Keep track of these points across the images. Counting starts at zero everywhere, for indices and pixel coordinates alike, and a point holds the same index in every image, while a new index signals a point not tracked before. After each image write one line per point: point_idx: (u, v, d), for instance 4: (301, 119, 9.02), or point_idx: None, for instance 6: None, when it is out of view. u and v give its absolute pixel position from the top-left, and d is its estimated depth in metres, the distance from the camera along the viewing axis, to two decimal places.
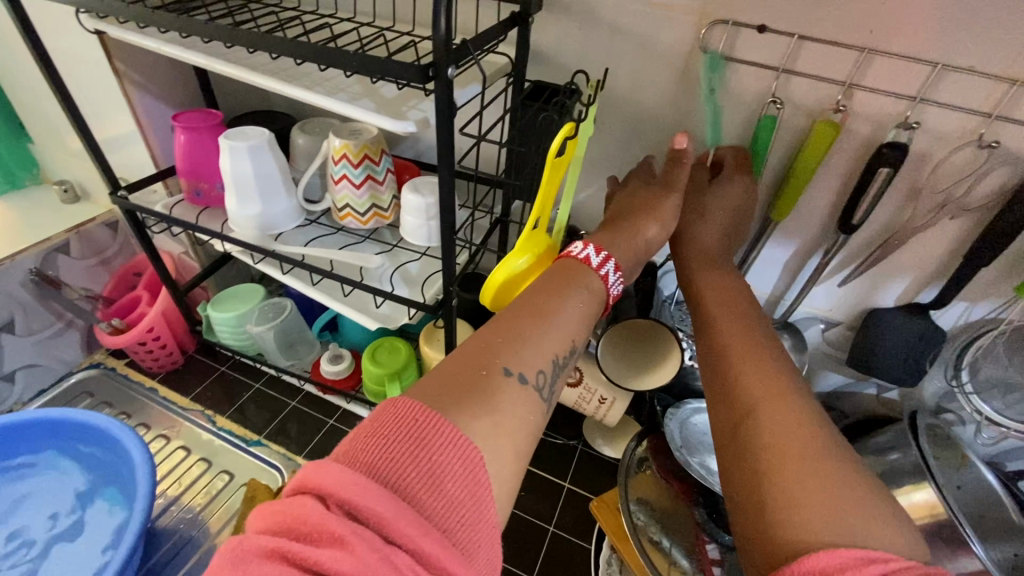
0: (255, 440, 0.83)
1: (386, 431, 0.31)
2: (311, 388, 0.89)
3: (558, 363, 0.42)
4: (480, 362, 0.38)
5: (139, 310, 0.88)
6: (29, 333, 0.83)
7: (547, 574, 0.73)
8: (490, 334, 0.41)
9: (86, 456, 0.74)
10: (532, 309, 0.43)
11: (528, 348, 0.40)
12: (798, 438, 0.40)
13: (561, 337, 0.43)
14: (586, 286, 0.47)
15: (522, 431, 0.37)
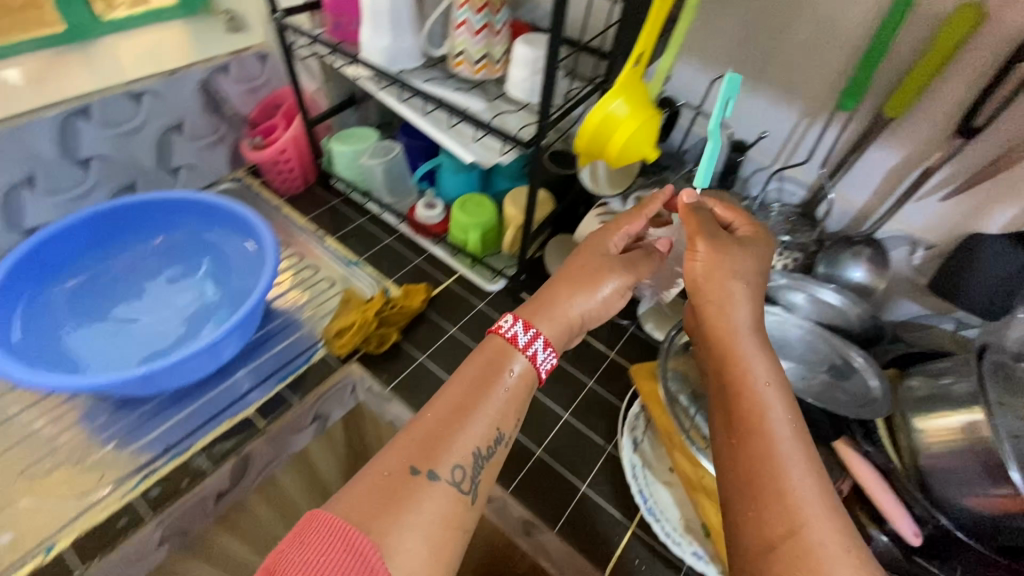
0: (355, 260, 0.97)
1: (306, 548, 0.44)
2: (405, 229, 0.99)
3: (480, 455, 0.53)
4: (399, 467, 0.50)
5: (276, 134, 1.00)
6: (193, 137, 0.99)
7: (580, 417, 0.82)
8: (416, 441, 0.52)
9: (215, 242, 0.88)
10: (462, 405, 0.54)
11: (455, 445, 0.52)
12: (834, 550, 0.43)
13: (482, 430, 0.54)
14: (510, 377, 0.57)
15: (446, 524, 0.49)
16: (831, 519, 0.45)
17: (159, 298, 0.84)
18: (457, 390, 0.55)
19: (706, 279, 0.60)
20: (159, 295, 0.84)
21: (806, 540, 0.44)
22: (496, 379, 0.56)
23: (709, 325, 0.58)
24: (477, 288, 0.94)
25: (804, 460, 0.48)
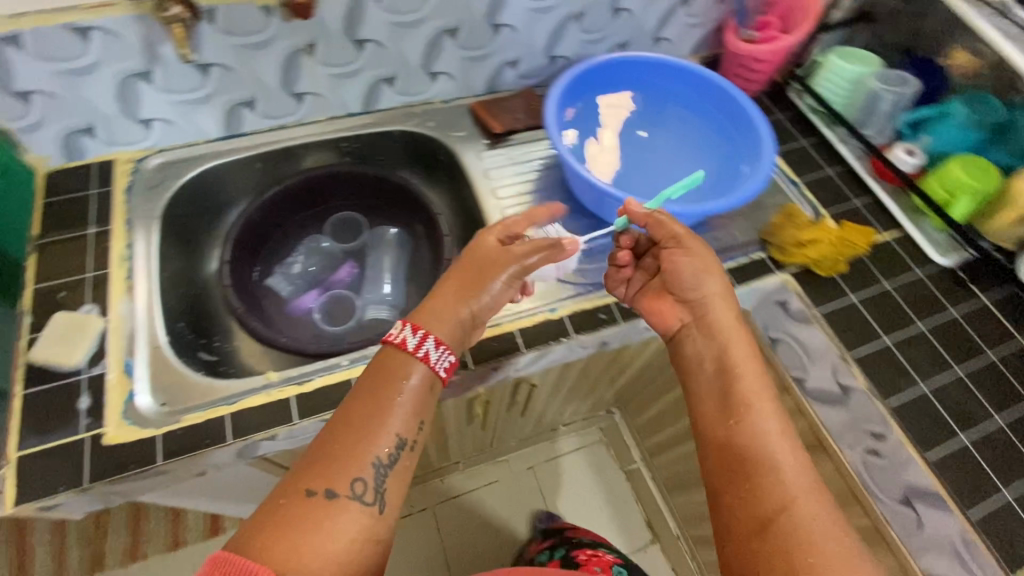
0: (795, 180, 0.96)
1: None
2: (855, 166, 0.96)
3: (382, 463, 0.57)
4: (299, 488, 0.54)
5: (774, 35, 0.99)
6: (691, 14, 1.01)
7: (1011, 429, 0.74)
8: (323, 461, 0.55)
9: (675, 110, 0.97)
10: (364, 425, 0.57)
11: (356, 460, 0.56)
12: (812, 510, 0.54)
13: (391, 433, 0.58)
14: (408, 385, 0.61)
15: (354, 539, 0.53)
16: (814, 493, 0.55)
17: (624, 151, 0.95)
18: (364, 410, 0.58)
19: (704, 290, 0.69)
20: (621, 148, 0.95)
21: (779, 496, 0.55)
22: (386, 396, 0.59)
23: (693, 296, 0.69)
24: (920, 254, 0.88)
25: (783, 439, 0.59)
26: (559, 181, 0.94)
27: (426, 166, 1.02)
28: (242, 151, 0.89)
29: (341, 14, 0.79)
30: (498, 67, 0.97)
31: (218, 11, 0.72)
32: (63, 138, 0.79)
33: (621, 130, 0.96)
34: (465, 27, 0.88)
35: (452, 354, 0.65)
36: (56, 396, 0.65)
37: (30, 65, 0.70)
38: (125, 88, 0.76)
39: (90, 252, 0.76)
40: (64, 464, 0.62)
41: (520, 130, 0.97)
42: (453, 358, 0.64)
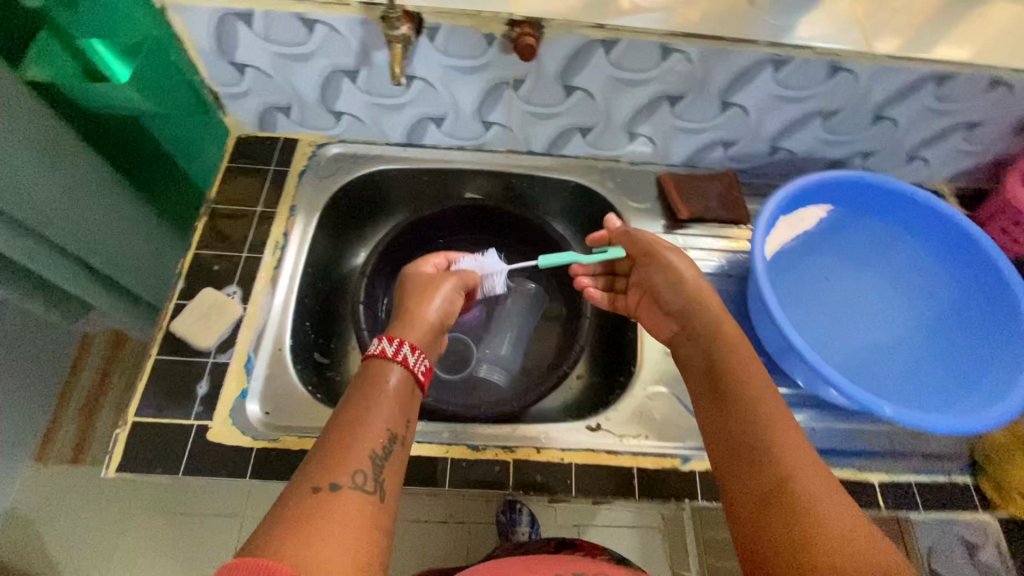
0: None
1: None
2: None
3: (379, 455, 0.50)
4: (303, 486, 0.46)
5: None
6: (969, 140, 0.80)
7: None
8: (322, 456, 0.48)
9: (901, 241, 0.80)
10: (351, 420, 0.51)
11: (354, 450, 0.49)
12: (818, 487, 0.45)
13: (378, 428, 0.51)
14: (388, 387, 0.55)
15: (363, 525, 0.45)
16: (814, 472, 0.46)
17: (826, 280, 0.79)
18: (351, 414, 0.52)
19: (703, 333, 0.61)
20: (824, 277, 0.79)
21: (807, 498, 0.44)
22: (371, 398, 0.54)
23: (667, 299, 0.67)
24: None
25: (789, 436, 0.48)
26: (734, 297, 0.79)
27: (587, 223, 0.93)
28: (417, 163, 0.86)
29: (562, 57, 0.70)
30: (707, 144, 0.84)
31: (440, 31, 0.67)
32: (262, 110, 0.80)
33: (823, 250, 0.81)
34: (690, 97, 0.76)
35: (428, 359, 0.60)
36: (182, 372, 0.67)
37: (253, 43, 0.70)
38: (328, 80, 0.75)
39: (252, 231, 0.77)
40: (169, 446, 0.63)
41: (708, 221, 0.83)
42: (430, 362, 0.59)
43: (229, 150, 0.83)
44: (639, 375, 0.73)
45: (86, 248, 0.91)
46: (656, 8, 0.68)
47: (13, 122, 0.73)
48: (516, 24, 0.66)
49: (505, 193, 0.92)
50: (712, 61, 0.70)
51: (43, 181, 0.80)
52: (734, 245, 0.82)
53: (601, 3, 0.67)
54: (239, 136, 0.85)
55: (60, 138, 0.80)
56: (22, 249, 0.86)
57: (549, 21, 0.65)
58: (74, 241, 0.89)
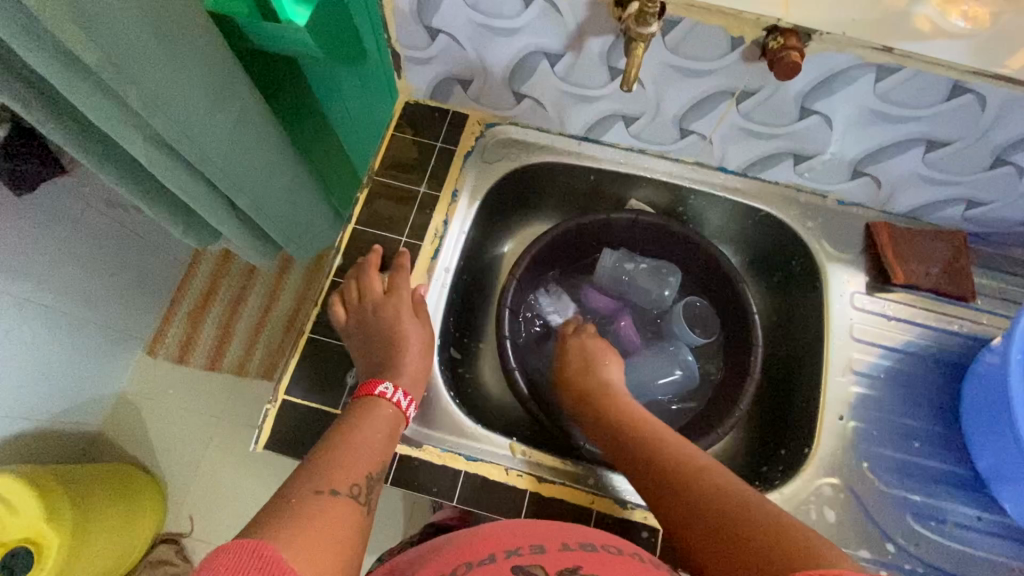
0: None
1: (226, 567, 0.35)
2: None
3: (373, 476, 0.52)
4: (305, 488, 0.47)
5: None
6: None
7: None
8: (325, 462, 0.50)
9: None
10: (351, 439, 0.53)
11: (352, 468, 0.50)
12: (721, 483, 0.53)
13: (373, 453, 0.53)
14: (383, 411, 0.58)
15: (351, 529, 0.46)
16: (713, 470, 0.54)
17: None
18: (347, 433, 0.54)
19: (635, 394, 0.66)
20: None
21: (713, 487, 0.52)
22: (364, 419, 0.56)
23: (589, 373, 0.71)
24: None
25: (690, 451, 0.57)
26: (937, 389, 0.68)
27: (764, 258, 0.81)
28: (589, 161, 0.78)
29: (815, 76, 0.58)
30: (946, 199, 0.70)
31: (680, 26, 0.56)
32: (439, 79, 0.73)
33: None
34: (955, 146, 0.62)
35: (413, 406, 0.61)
36: (333, 356, 0.64)
37: (457, 8, 0.61)
38: (525, 59, 0.66)
39: (413, 214, 0.72)
40: (314, 433, 0.61)
41: (924, 289, 0.70)
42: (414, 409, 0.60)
43: (395, 115, 0.77)
44: (812, 459, 0.64)
45: (235, 188, 0.90)
46: None
47: (195, 57, 0.70)
48: (778, 32, 0.54)
49: (676, 207, 0.82)
50: (1012, 110, 0.56)
51: (210, 120, 0.77)
52: (947, 323, 0.70)
53: None
54: (406, 101, 0.78)
55: (232, 74, 0.77)
56: (178, 179, 0.85)
57: (823, 34, 0.53)
58: (227, 182, 0.87)
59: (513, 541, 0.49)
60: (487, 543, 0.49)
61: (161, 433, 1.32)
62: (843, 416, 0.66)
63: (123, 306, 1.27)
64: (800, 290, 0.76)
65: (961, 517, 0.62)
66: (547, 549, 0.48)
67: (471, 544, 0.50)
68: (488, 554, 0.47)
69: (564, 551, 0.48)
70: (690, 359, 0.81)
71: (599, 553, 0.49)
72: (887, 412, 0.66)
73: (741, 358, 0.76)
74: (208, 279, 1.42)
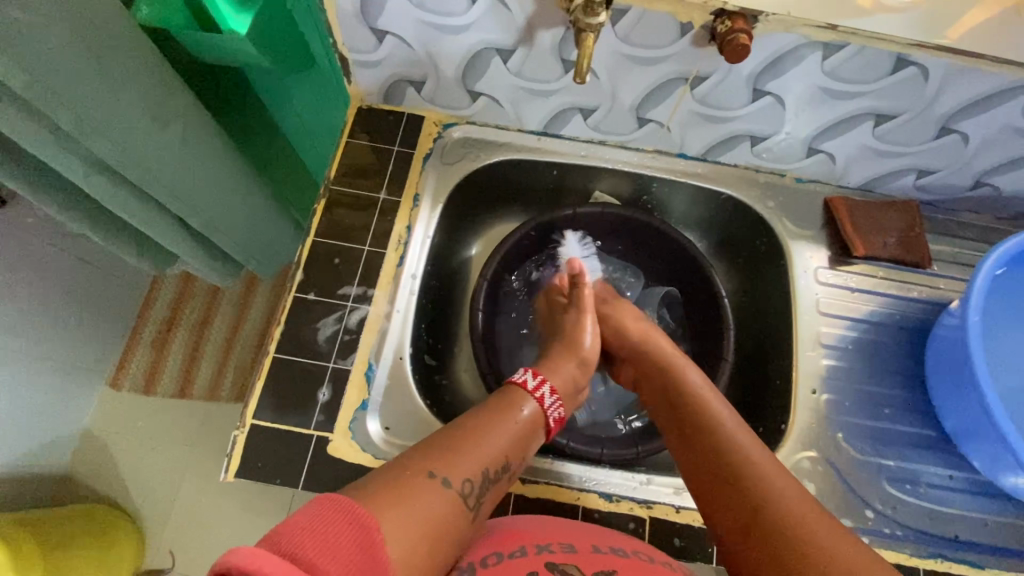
0: None
1: (329, 522, 0.37)
2: None
3: (488, 477, 0.51)
4: (420, 466, 0.47)
5: None
6: None
7: None
8: (443, 448, 0.50)
9: None
10: (477, 433, 0.53)
11: (461, 463, 0.49)
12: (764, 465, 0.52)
13: (491, 453, 0.52)
14: (519, 416, 0.57)
15: (443, 528, 0.45)
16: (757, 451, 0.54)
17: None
18: (472, 425, 0.54)
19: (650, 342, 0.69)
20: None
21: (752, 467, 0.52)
22: (498, 417, 0.55)
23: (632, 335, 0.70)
24: None
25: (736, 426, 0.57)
26: (902, 354, 0.69)
27: (729, 240, 0.82)
28: (550, 156, 0.77)
29: (764, 58, 0.59)
30: (897, 170, 0.71)
31: (629, 14, 0.56)
32: (391, 81, 0.71)
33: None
34: (903, 118, 0.63)
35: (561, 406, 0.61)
36: (302, 374, 0.62)
37: (402, 8, 0.59)
38: (477, 57, 0.64)
39: (374, 221, 0.70)
40: (287, 455, 0.59)
41: (884, 259, 0.72)
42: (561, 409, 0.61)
43: (349, 121, 0.75)
44: (789, 435, 0.65)
45: (188, 209, 0.86)
46: None
47: (130, 75, 0.66)
48: (726, 14, 0.54)
49: (639, 196, 0.82)
50: (954, 79, 0.57)
51: (153, 138, 0.74)
52: (907, 291, 0.72)
53: None
54: (360, 106, 0.76)
55: (172, 87, 0.73)
56: (124, 203, 0.81)
57: (768, 15, 0.53)
58: (177, 202, 0.83)
59: (543, 539, 0.51)
60: (516, 538, 0.51)
61: (133, 467, 1.27)
62: (816, 389, 0.67)
63: (81, 338, 1.21)
64: (766, 269, 0.77)
65: (934, 477, 0.64)
66: (579, 551, 0.50)
67: (505, 536, 0.52)
68: (520, 547, 0.50)
69: (596, 554, 0.50)
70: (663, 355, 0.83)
71: (630, 559, 0.51)
72: (857, 382, 0.68)
73: (714, 341, 0.77)
74: (169, 303, 1.37)
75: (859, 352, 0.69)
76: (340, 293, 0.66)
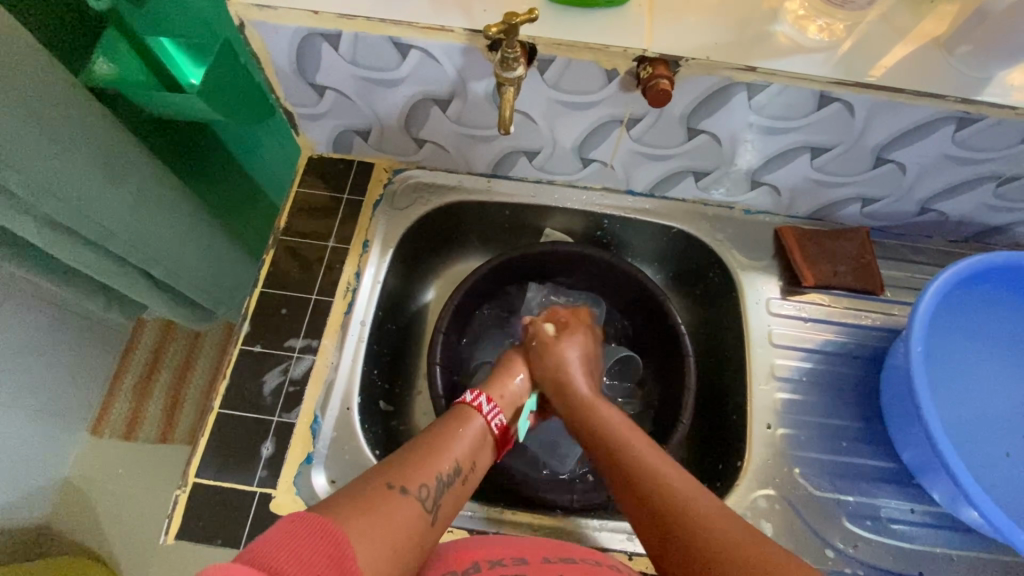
0: None
1: (300, 531, 0.37)
2: None
3: (443, 481, 0.51)
4: (378, 481, 0.47)
5: None
6: None
7: None
8: (403, 464, 0.50)
9: None
10: (435, 444, 0.54)
11: (418, 471, 0.50)
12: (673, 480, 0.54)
13: (446, 460, 0.53)
14: (472, 424, 0.59)
15: (411, 535, 0.45)
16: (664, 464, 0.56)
17: (976, 354, 0.65)
18: (426, 439, 0.55)
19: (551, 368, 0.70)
20: (978, 350, 0.65)
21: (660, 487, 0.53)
22: (453, 429, 0.57)
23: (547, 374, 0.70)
24: None
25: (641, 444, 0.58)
26: (858, 384, 0.69)
27: (685, 272, 0.82)
28: (501, 197, 0.78)
29: (693, 99, 0.59)
30: (842, 199, 0.72)
31: (555, 64, 0.57)
32: (337, 133, 0.73)
33: (982, 315, 0.65)
34: (837, 150, 0.64)
35: (505, 416, 0.63)
36: (246, 429, 0.61)
37: (338, 65, 0.61)
38: (415, 107, 0.66)
39: (322, 271, 0.71)
40: (231, 513, 0.58)
41: (835, 288, 0.72)
42: (505, 418, 0.63)
43: (299, 171, 0.76)
44: (745, 472, 0.64)
45: (147, 258, 0.86)
46: (822, 46, 0.56)
47: (75, 135, 0.67)
48: (647, 61, 0.55)
49: (593, 232, 0.82)
50: (881, 113, 0.58)
51: (105, 195, 0.74)
52: (860, 318, 0.71)
53: (752, 39, 0.56)
54: (310, 156, 0.77)
55: (121, 144, 0.74)
56: (83, 257, 0.82)
57: (686, 60, 0.55)
58: (139, 254, 0.84)
59: (495, 554, 0.50)
60: (469, 555, 0.49)
61: (111, 516, 1.25)
62: (771, 424, 0.66)
63: (59, 390, 1.20)
64: (720, 299, 0.77)
65: (894, 512, 0.63)
66: (530, 563, 0.49)
67: (457, 556, 0.50)
68: (471, 564, 0.48)
69: (547, 565, 0.49)
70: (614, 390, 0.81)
71: (580, 566, 0.50)
72: (814, 415, 0.67)
73: (675, 375, 0.77)
74: (150, 347, 1.36)
75: (813, 384, 0.68)
76: (286, 345, 0.66)
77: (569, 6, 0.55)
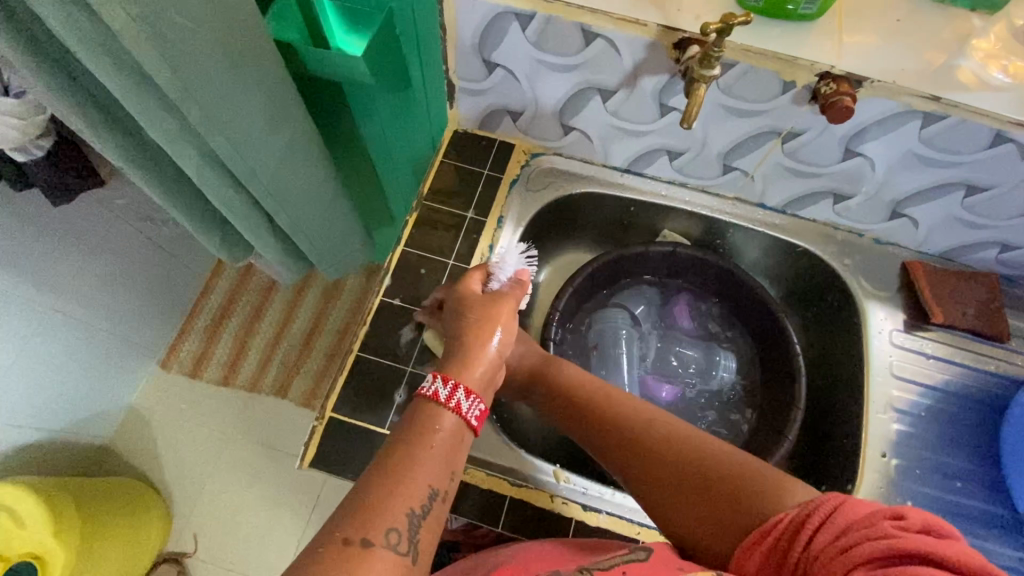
0: None
1: None
2: None
3: (417, 513, 0.39)
4: (333, 537, 0.37)
5: None
6: None
7: None
8: (363, 503, 0.38)
9: None
10: (399, 465, 0.40)
11: (387, 507, 0.38)
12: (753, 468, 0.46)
13: (422, 485, 0.40)
14: (438, 435, 0.43)
15: None
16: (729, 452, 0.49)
17: None
18: (394, 456, 0.41)
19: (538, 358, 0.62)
20: None
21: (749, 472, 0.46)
22: (417, 438, 0.42)
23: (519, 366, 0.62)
24: None
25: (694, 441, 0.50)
26: (974, 428, 0.69)
27: (803, 291, 0.82)
28: (631, 193, 0.80)
29: (861, 121, 0.60)
30: (981, 242, 0.71)
31: (735, 69, 0.58)
32: (490, 111, 0.76)
33: None
34: (994, 192, 0.64)
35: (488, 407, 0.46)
36: (381, 375, 0.65)
37: (517, 45, 0.64)
38: (577, 94, 0.68)
39: (459, 239, 0.74)
40: (362, 452, 0.61)
41: (960, 328, 0.71)
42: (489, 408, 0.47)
43: (444, 142, 0.80)
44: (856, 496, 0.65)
45: (278, 208, 0.88)
46: (1007, 86, 0.56)
47: None
48: (831, 78, 0.56)
49: (711, 239, 0.83)
50: None
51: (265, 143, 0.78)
52: (983, 363, 0.71)
53: (937, 70, 0.57)
54: (455, 130, 0.81)
55: None
56: None
57: (872, 81, 0.56)
58: (273, 202, 0.86)
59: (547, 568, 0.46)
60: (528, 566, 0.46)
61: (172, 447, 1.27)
62: (885, 453, 0.66)
63: (143, 318, 1.25)
64: (839, 323, 0.77)
65: (1005, 559, 0.63)
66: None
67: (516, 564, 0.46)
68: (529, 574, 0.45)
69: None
70: (715, 387, 0.84)
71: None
72: (927, 450, 0.67)
73: (783, 393, 0.76)
74: (225, 294, 1.39)
75: (928, 419, 0.68)
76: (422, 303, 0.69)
77: (760, 15, 0.57)
